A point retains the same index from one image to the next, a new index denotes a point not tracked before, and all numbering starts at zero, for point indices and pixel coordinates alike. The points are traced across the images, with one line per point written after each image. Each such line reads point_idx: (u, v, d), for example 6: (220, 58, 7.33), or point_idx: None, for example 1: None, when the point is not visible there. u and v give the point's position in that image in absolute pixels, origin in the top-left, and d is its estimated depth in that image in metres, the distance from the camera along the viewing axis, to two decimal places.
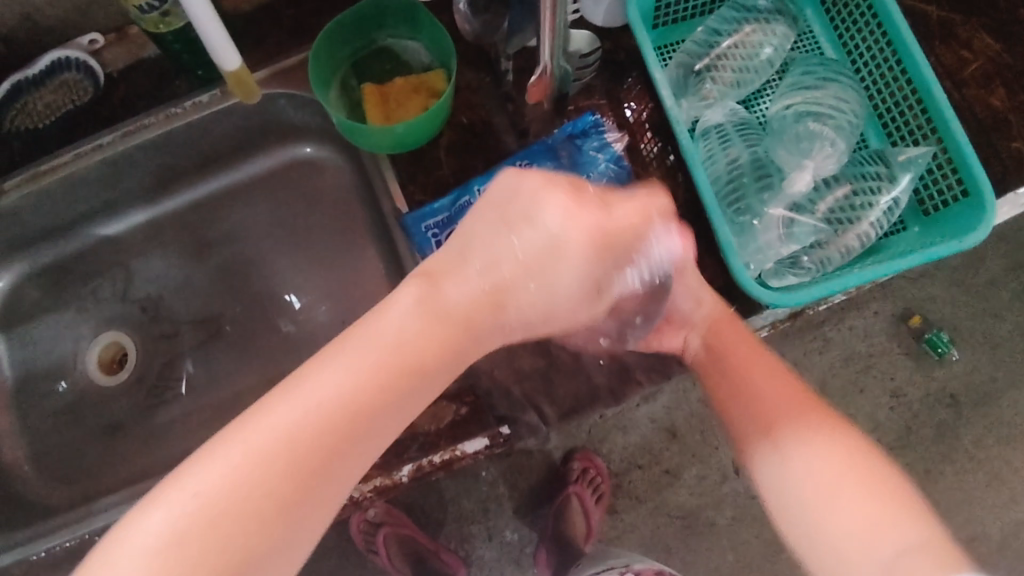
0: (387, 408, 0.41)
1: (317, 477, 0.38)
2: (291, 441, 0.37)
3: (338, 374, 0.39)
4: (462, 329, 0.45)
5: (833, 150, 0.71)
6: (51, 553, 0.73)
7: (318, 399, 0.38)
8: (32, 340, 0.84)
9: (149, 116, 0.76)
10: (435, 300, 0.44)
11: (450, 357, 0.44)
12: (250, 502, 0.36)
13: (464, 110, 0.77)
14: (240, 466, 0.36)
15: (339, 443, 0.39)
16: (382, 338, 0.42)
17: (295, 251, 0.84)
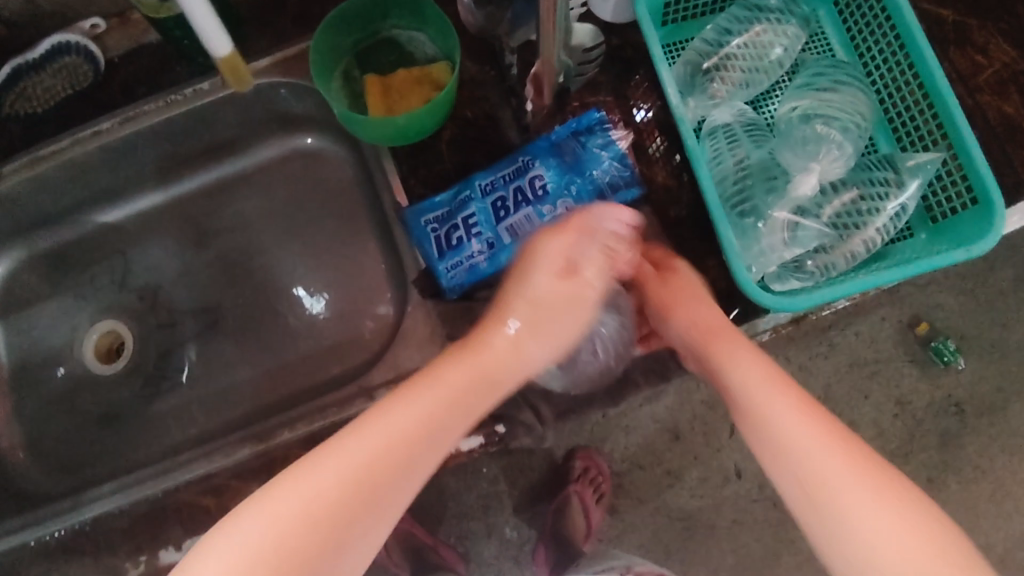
0: (412, 466, 0.48)
1: (366, 512, 0.46)
2: (308, 517, 0.44)
3: (402, 409, 0.50)
4: (484, 385, 0.55)
5: (839, 154, 0.69)
6: (44, 541, 0.73)
7: (385, 424, 0.49)
8: (31, 327, 0.84)
9: (148, 103, 0.76)
10: (456, 369, 0.54)
11: (477, 393, 0.54)
12: (327, 505, 0.45)
13: (467, 103, 0.76)
14: (321, 478, 0.45)
15: (395, 463, 0.48)
16: (405, 413, 0.50)
17: (296, 243, 0.84)
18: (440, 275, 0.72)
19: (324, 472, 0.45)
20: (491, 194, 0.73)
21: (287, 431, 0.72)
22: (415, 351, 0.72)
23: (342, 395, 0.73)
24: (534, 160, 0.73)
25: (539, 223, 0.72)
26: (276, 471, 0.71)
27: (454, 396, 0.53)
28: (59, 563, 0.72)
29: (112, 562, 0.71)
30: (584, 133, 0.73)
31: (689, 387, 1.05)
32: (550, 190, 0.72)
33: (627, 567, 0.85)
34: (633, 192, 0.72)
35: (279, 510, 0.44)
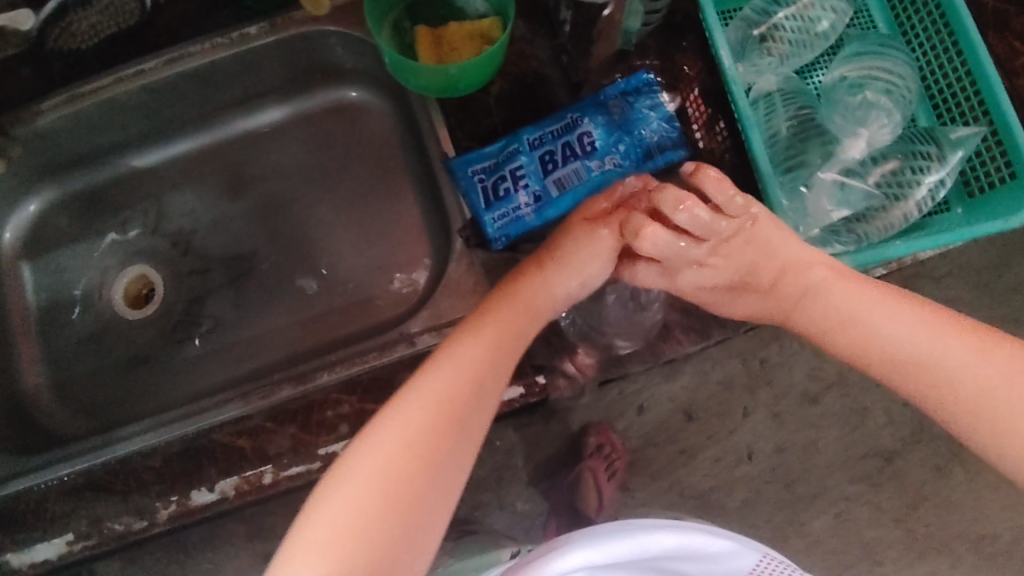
0: (483, 388, 0.52)
1: (449, 446, 0.48)
2: (406, 444, 0.47)
3: (458, 358, 0.52)
4: (524, 325, 0.57)
5: (887, 121, 0.71)
6: (72, 478, 0.71)
7: (449, 371, 0.51)
8: (59, 269, 0.84)
9: (196, 44, 0.75)
10: (496, 317, 0.56)
11: (515, 334, 0.56)
12: (412, 447, 0.47)
13: (515, 60, 0.76)
14: (401, 427, 0.48)
15: (464, 399, 0.50)
16: (466, 350, 0.53)
17: (334, 195, 0.84)
18: (486, 225, 0.72)
19: (408, 406, 0.49)
20: (539, 148, 0.74)
21: (326, 374, 0.72)
22: (458, 300, 0.73)
23: (382, 340, 0.74)
24: (582, 117, 0.73)
25: (587, 178, 0.72)
26: (312, 415, 0.70)
27: (499, 337, 0.55)
28: (86, 501, 0.70)
29: (141, 503, 0.70)
30: (632, 94, 0.72)
31: (706, 365, 1.03)
32: (598, 147, 0.73)
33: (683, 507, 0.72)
34: (680, 153, 0.72)
35: (380, 443, 0.47)
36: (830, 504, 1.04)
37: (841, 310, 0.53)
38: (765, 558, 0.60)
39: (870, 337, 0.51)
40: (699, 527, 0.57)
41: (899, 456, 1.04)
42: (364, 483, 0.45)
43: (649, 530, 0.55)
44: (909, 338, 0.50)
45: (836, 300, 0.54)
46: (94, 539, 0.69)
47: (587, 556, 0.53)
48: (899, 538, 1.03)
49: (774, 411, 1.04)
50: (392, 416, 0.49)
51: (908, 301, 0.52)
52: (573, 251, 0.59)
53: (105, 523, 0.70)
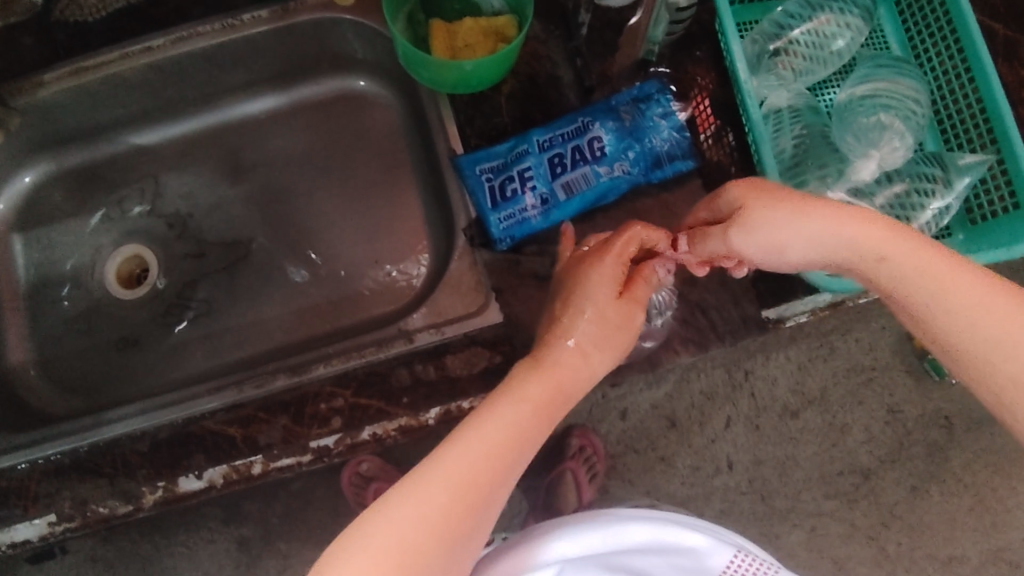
0: (509, 470, 0.48)
1: (477, 516, 0.45)
2: (428, 521, 0.43)
3: (505, 414, 0.49)
4: (561, 399, 0.53)
5: (900, 144, 0.71)
6: (57, 459, 0.70)
7: (496, 430, 0.48)
8: (48, 244, 0.83)
9: (205, 23, 0.73)
10: (538, 382, 0.52)
11: (559, 401, 0.53)
12: (444, 513, 0.44)
13: (527, 60, 0.76)
14: (437, 485, 0.44)
15: (504, 463, 0.47)
16: (512, 408, 0.50)
17: (336, 184, 0.83)
18: (491, 225, 0.72)
19: (434, 477, 0.45)
20: (548, 151, 0.73)
21: (322, 365, 0.70)
22: (457, 297, 0.72)
23: (381, 335, 0.72)
24: (592, 122, 0.73)
25: (595, 183, 0.73)
26: (305, 408, 0.69)
27: (546, 400, 0.52)
28: (70, 481, 0.69)
29: (127, 487, 0.68)
30: (643, 100, 0.72)
31: (690, 374, 1.03)
32: (607, 152, 0.73)
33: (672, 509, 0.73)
34: (687, 164, 0.73)
35: (403, 513, 0.43)
36: (804, 519, 1.03)
37: (906, 269, 0.44)
38: (738, 553, 0.58)
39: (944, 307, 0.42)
40: (673, 519, 0.58)
41: (875, 474, 1.03)
42: (380, 558, 0.41)
43: (624, 522, 0.57)
44: (992, 314, 0.40)
45: (910, 256, 0.44)
46: (77, 521, 0.68)
47: (560, 548, 0.55)
48: (871, 555, 1.03)
49: (754, 422, 1.03)
50: (428, 472, 0.45)
51: (999, 282, 0.41)
52: (601, 308, 0.56)
53: (90, 506, 0.68)
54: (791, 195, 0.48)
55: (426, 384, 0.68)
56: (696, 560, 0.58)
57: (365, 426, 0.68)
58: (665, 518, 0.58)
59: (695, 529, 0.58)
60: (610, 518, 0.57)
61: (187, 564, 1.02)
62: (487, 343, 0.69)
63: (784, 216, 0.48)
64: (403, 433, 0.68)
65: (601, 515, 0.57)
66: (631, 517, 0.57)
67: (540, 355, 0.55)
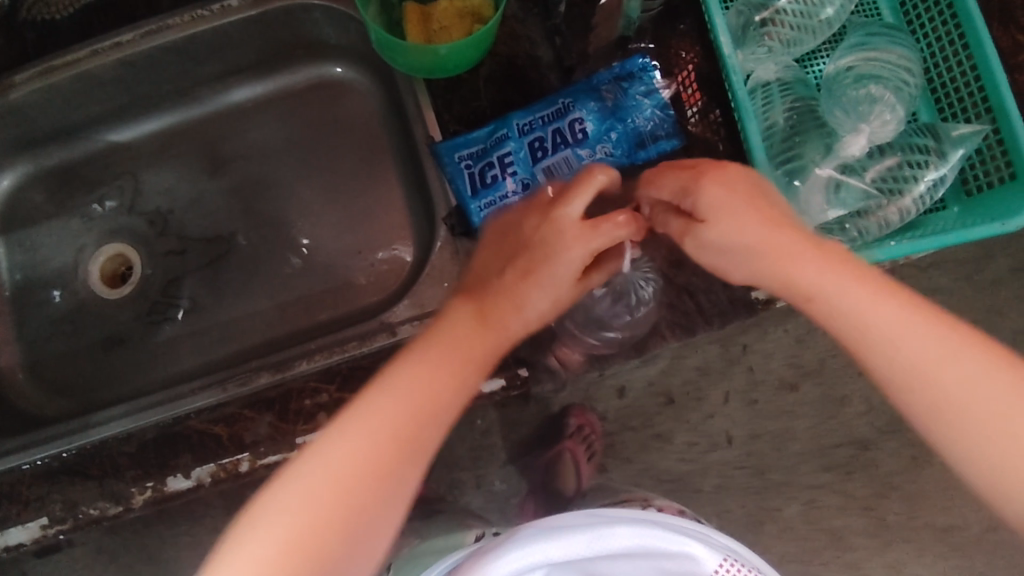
0: (423, 434, 0.45)
1: (378, 495, 0.43)
2: (319, 500, 0.41)
3: (417, 374, 0.47)
4: (482, 353, 0.50)
5: (891, 117, 0.69)
6: (46, 463, 0.70)
7: (407, 390, 0.46)
8: (31, 246, 0.83)
9: (172, 16, 0.71)
10: (453, 340, 0.49)
11: (480, 359, 0.50)
12: (333, 492, 0.42)
13: (505, 40, 0.74)
14: (330, 464, 0.43)
15: (409, 431, 0.45)
16: (423, 366, 0.48)
17: (317, 175, 0.82)
18: (472, 213, 0.71)
19: (328, 452, 0.43)
20: (528, 134, 0.72)
21: (305, 361, 0.71)
22: (439, 289, 0.72)
23: (363, 330, 0.72)
24: (574, 104, 0.71)
25: (577, 167, 0.71)
26: (290, 403, 0.67)
27: (463, 357, 0.49)
28: (60, 485, 0.69)
29: (117, 488, 0.68)
30: (625, 78, 0.70)
31: (687, 350, 1.01)
32: (589, 134, 0.71)
33: (644, 499, 0.75)
34: (673, 143, 0.70)
35: (287, 496, 0.42)
36: (802, 492, 1.02)
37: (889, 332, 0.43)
38: (726, 562, 0.52)
39: (937, 383, 0.42)
40: (663, 522, 0.53)
41: (874, 445, 1.02)
42: (281, 541, 0.40)
43: (610, 525, 0.53)
44: (987, 405, 0.41)
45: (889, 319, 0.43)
46: (69, 524, 0.68)
47: (546, 550, 0.51)
48: (870, 526, 1.03)
49: (752, 397, 1.02)
50: (322, 452, 0.43)
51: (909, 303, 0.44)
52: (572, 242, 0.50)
53: (80, 508, 0.68)
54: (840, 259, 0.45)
55: None
56: (687, 569, 0.52)
57: None
58: (653, 519, 0.53)
59: (687, 534, 0.53)
60: (597, 523, 0.53)
61: (192, 553, 1.03)
62: None
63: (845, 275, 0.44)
64: None
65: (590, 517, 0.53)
66: (617, 520, 0.53)
67: (480, 302, 0.51)
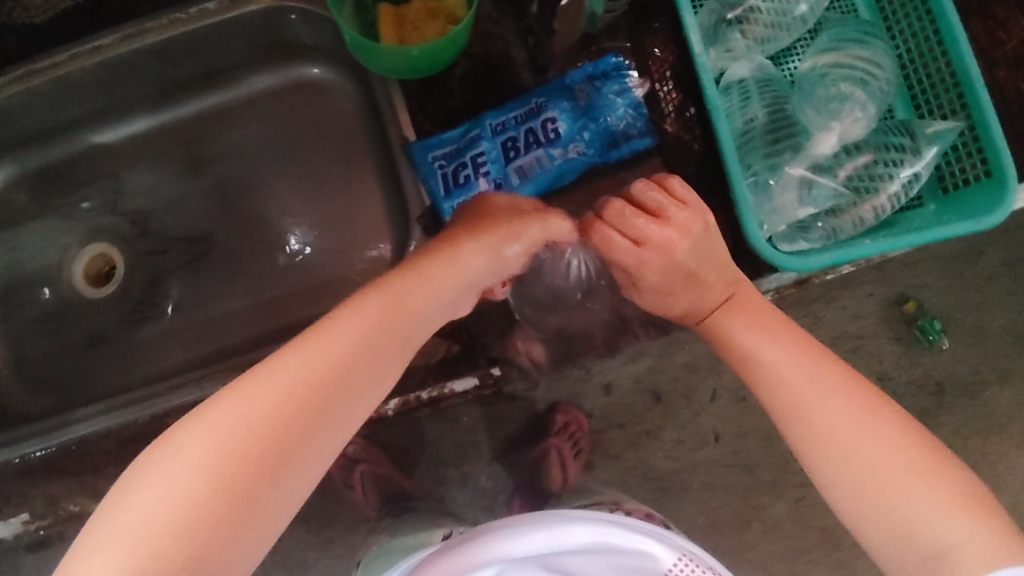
0: (354, 385, 0.41)
1: (301, 444, 0.37)
2: (224, 448, 0.35)
3: (350, 326, 0.42)
4: (410, 315, 0.45)
5: (861, 115, 0.70)
6: (26, 460, 0.72)
7: (340, 339, 0.41)
8: (17, 247, 0.84)
9: (151, 19, 0.72)
10: (384, 296, 0.45)
11: (404, 322, 0.45)
12: (243, 440, 0.36)
13: (479, 41, 0.74)
14: (243, 411, 0.36)
15: (337, 378, 0.40)
16: (354, 318, 0.43)
17: (298, 176, 0.82)
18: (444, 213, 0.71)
19: (237, 401, 0.37)
20: (501, 134, 0.72)
21: None
22: None
23: None
24: (546, 103, 0.71)
25: (549, 167, 0.71)
26: None
27: (392, 313, 0.44)
28: (41, 480, 0.72)
29: (96, 484, 0.72)
30: (599, 78, 0.70)
31: (673, 347, 1.01)
32: (561, 134, 0.71)
33: (616, 501, 0.75)
34: (646, 142, 0.71)
35: (185, 454, 0.35)
36: (790, 489, 1.02)
37: (821, 405, 0.47)
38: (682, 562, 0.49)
39: (851, 455, 0.45)
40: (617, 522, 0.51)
41: None
42: (171, 495, 0.34)
43: (566, 523, 0.50)
44: (882, 476, 0.44)
45: (831, 405, 0.47)
46: (49, 517, 0.74)
47: (502, 548, 0.49)
48: None
49: (739, 394, 1.02)
50: (233, 400, 0.37)
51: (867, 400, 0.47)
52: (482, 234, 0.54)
53: (61, 503, 0.73)
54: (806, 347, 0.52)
55: None
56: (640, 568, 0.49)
57: None
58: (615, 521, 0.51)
59: (643, 535, 0.50)
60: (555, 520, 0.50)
61: None
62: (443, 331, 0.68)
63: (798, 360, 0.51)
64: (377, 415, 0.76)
65: (550, 515, 0.51)
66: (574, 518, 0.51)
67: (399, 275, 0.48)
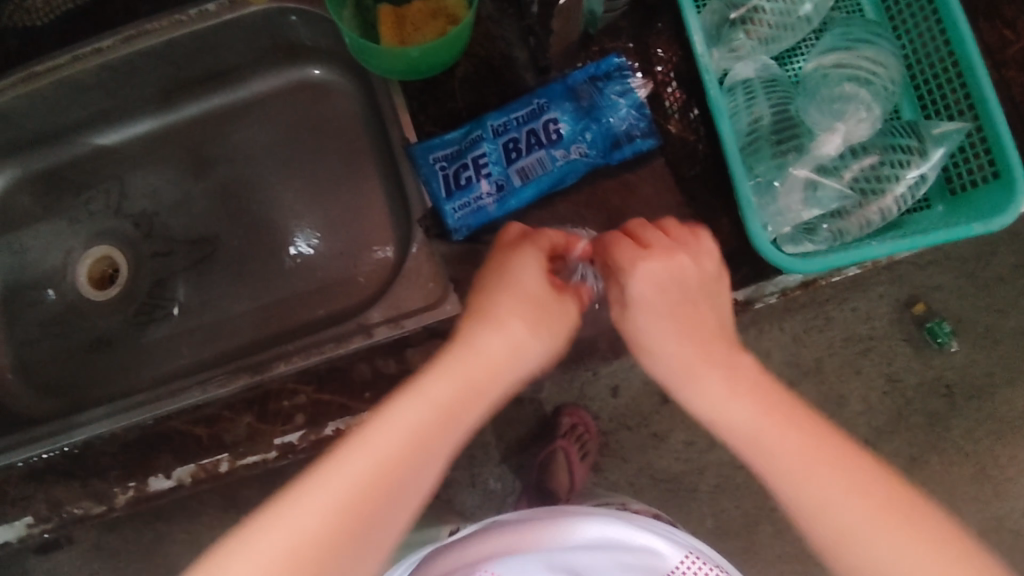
0: (426, 458, 0.42)
1: (374, 524, 0.40)
2: (310, 534, 0.38)
3: (422, 399, 0.44)
4: (482, 380, 0.46)
5: (866, 115, 0.69)
6: (29, 464, 0.71)
7: (417, 412, 0.43)
8: (22, 248, 0.84)
9: (151, 21, 0.72)
10: (455, 361, 0.46)
11: (477, 392, 0.46)
12: (324, 526, 0.38)
13: (481, 41, 0.74)
14: (327, 497, 0.39)
15: (410, 455, 0.42)
16: (429, 388, 0.44)
17: (301, 178, 0.82)
18: (446, 215, 0.70)
19: (322, 483, 0.40)
20: (503, 135, 0.71)
21: (282, 363, 0.70)
22: (414, 290, 0.72)
23: (339, 332, 0.72)
24: (548, 104, 0.71)
25: (550, 167, 0.70)
26: (270, 403, 0.70)
27: (467, 377, 0.46)
28: (45, 485, 0.71)
29: (99, 487, 0.70)
30: (602, 78, 0.70)
31: None
32: (564, 135, 0.70)
33: (623, 503, 0.75)
34: (648, 143, 0.69)
35: (273, 536, 0.38)
36: None
37: (761, 432, 0.45)
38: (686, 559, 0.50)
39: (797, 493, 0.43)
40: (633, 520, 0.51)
41: (872, 445, 0.99)
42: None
43: (584, 519, 0.51)
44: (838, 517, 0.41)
45: (766, 427, 0.44)
46: (54, 522, 0.71)
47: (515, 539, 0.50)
48: None
49: None
50: (317, 483, 0.40)
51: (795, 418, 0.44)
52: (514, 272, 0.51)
53: (65, 507, 0.71)
54: (766, 393, 0.46)
55: (387, 377, 0.69)
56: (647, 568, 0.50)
57: (330, 420, 0.69)
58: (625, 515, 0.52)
59: (653, 528, 0.51)
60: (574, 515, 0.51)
61: (189, 551, 0.99)
62: None
63: (761, 417, 0.45)
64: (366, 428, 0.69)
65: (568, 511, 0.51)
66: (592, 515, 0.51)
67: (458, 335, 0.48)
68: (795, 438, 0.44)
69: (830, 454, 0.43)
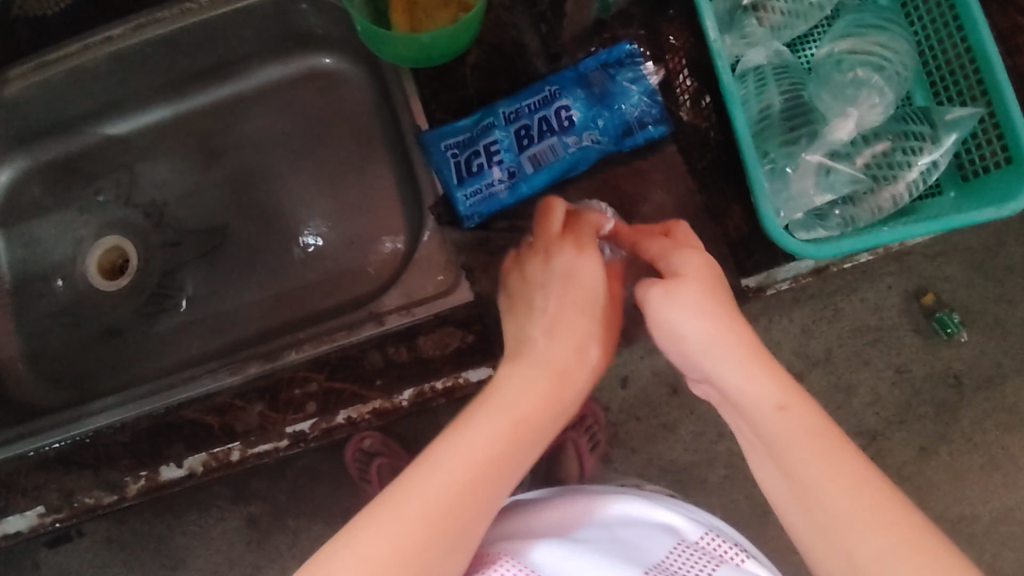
0: (512, 462, 0.44)
1: (470, 519, 0.41)
2: (421, 518, 0.39)
3: (514, 393, 0.46)
4: (560, 380, 0.49)
5: (879, 101, 0.69)
6: (40, 453, 0.71)
7: (508, 408, 0.45)
8: (32, 238, 0.84)
9: (162, 10, 0.72)
10: (535, 367, 0.48)
11: (559, 400, 0.48)
12: (434, 512, 0.40)
13: (492, 28, 0.74)
14: (429, 484, 0.41)
15: (505, 455, 0.44)
16: (513, 387, 0.47)
17: (312, 168, 0.82)
18: (458, 202, 0.70)
19: (428, 470, 0.42)
20: (515, 122, 0.71)
21: (294, 352, 0.71)
22: (427, 279, 0.73)
23: (351, 320, 0.73)
24: (560, 91, 0.71)
25: (562, 154, 0.70)
26: (280, 393, 0.68)
27: (553, 384, 0.48)
28: (55, 473, 0.70)
29: (111, 477, 0.69)
30: (613, 65, 0.70)
31: None
32: (576, 122, 0.70)
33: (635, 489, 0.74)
34: (660, 130, 0.70)
35: (389, 520, 0.39)
36: None
37: (782, 438, 0.42)
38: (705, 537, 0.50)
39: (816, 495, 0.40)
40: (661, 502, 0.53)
41: (882, 435, 0.98)
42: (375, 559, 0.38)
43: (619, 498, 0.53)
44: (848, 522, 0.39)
45: (794, 430, 0.42)
46: (65, 512, 0.69)
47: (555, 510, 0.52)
48: None
49: None
50: (425, 471, 0.42)
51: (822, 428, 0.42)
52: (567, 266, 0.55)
53: (76, 496, 0.69)
54: (805, 398, 0.44)
55: (399, 365, 0.67)
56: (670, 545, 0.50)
57: (340, 409, 0.68)
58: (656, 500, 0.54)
59: (676, 510, 0.52)
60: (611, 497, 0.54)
61: (200, 543, 0.99)
62: (460, 322, 0.67)
63: (786, 421, 0.43)
64: (377, 416, 0.68)
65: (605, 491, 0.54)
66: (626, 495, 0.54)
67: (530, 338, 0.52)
68: (816, 439, 0.42)
69: (846, 468, 0.40)
